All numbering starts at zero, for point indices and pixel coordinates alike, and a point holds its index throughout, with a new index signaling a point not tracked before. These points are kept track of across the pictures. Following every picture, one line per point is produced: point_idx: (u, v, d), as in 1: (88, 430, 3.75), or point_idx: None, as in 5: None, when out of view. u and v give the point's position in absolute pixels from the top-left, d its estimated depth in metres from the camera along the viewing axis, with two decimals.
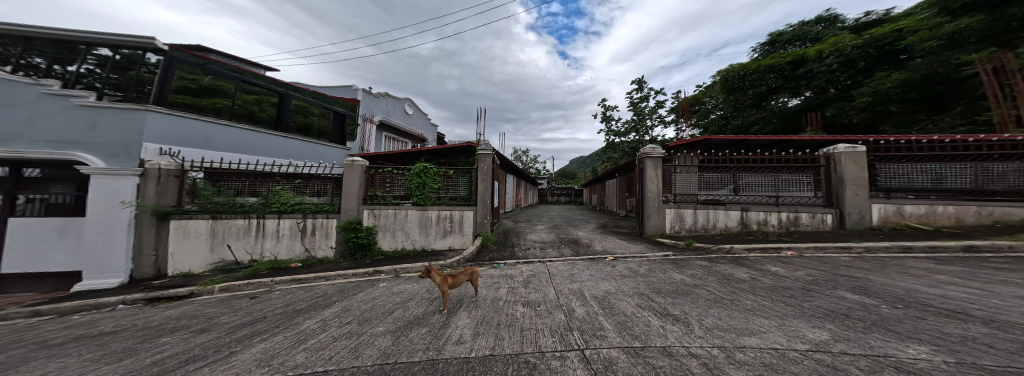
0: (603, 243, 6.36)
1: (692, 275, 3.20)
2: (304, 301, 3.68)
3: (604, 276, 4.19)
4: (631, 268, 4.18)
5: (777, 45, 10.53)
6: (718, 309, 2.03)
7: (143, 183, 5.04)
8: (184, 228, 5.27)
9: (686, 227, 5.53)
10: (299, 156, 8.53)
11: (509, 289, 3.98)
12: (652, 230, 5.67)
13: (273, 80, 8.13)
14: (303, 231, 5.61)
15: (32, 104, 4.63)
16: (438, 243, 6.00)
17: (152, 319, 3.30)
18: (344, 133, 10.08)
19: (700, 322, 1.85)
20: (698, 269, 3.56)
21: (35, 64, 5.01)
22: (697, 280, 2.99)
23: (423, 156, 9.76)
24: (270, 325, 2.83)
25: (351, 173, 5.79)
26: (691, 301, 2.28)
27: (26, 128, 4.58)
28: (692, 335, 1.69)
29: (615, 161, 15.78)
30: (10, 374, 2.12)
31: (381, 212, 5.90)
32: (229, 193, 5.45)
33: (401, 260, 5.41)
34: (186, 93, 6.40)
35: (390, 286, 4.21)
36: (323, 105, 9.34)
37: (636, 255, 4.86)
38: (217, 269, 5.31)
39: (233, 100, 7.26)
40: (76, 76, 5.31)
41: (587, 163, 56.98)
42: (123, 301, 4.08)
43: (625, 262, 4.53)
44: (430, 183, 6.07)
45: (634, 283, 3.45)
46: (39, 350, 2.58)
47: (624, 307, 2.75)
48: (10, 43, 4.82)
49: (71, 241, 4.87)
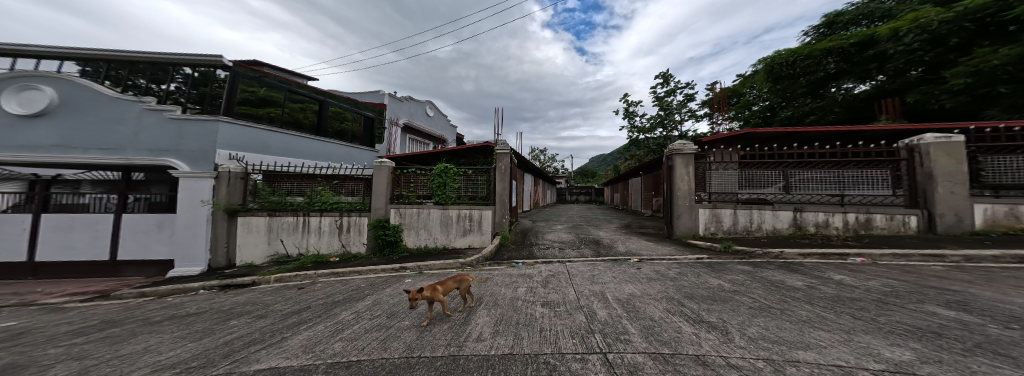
0: (626, 244, 6.17)
1: (731, 281, 3.00)
2: (342, 293, 3.92)
3: (628, 278, 4.05)
4: (658, 270, 4.00)
5: (835, 26, 9.59)
6: (765, 319, 1.88)
7: (217, 184, 5.64)
8: (248, 224, 5.80)
9: (724, 229, 5.20)
10: (337, 159, 8.98)
11: (528, 288, 3.97)
12: (682, 231, 5.39)
13: (314, 89, 8.69)
14: (340, 228, 5.97)
15: (137, 118, 5.47)
16: (459, 242, 6.11)
17: (225, 303, 3.67)
18: (373, 136, 10.65)
19: (741, 331, 1.73)
20: (739, 274, 3.33)
21: (139, 84, 6.09)
22: (738, 285, 2.80)
23: (445, 156, 10.04)
24: (314, 314, 3.04)
25: (379, 174, 6.02)
26: (730, 308, 2.14)
27: (133, 139, 5.44)
28: (732, 345, 1.58)
29: (639, 158, 15.24)
30: (127, 343, 2.48)
31: (406, 211, 6.11)
32: (282, 193, 5.94)
33: (425, 257, 5.57)
34: (248, 104, 6.98)
35: (414, 283, 4.35)
36: (356, 110, 9.91)
37: (664, 256, 4.66)
38: (273, 261, 5.78)
39: (284, 109, 7.82)
40: (166, 93, 6.26)
41: (609, 162, 55.30)
42: (203, 288, 4.58)
43: (652, 264, 4.35)
44: (450, 184, 6.21)
45: (662, 287, 3.31)
46: (145, 326, 2.97)
47: (652, 311, 2.64)
48: (121, 68, 5.91)
49: (167, 234, 5.55)
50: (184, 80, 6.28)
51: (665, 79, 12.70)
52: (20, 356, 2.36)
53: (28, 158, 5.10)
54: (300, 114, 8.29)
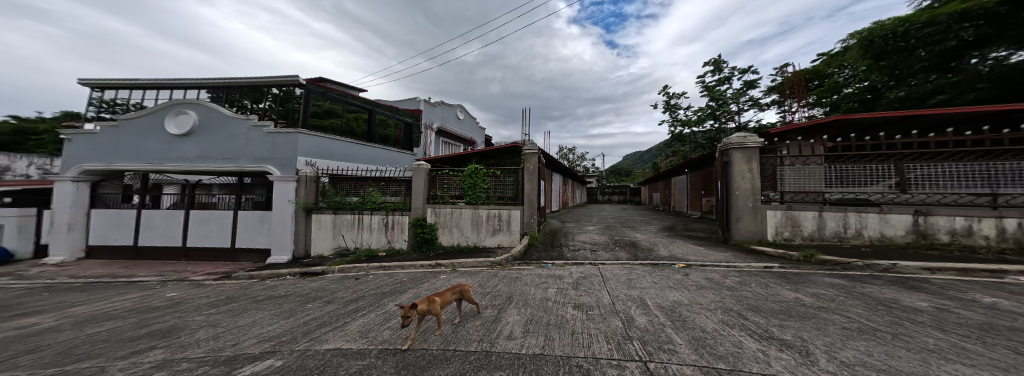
0: (668, 247, 5.75)
1: (814, 296, 2.61)
2: (388, 285, 4.20)
3: (672, 285, 3.75)
4: (712, 278, 3.64)
5: None
6: (866, 343, 1.59)
7: (298, 186, 6.62)
8: (320, 220, 6.59)
9: (804, 235, 4.58)
10: (383, 163, 9.72)
11: (559, 289, 3.87)
12: (744, 236, 4.87)
13: (365, 100, 9.39)
14: (387, 226, 6.40)
15: (247, 133, 6.88)
16: (490, 241, 6.20)
17: (303, 288, 4.19)
18: (412, 141, 11.22)
19: (830, 354, 1.48)
20: (827, 288, 2.88)
21: (245, 105, 7.59)
22: (824, 302, 2.42)
23: (474, 158, 10.26)
24: (368, 303, 3.29)
25: (417, 176, 6.38)
26: (814, 327, 1.84)
27: (245, 150, 6.84)
28: (816, 368, 1.36)
29: (684, 154, 14.12)
30: (237, 320, 2.95)
31: (441, 211, 6.34)
32: (342, 194, 6.63)
33: (457, 255, 5.74)
34: (320, 117, 7.74)
35: (448, 279, 4.50)
36: (398, 117, 10.59)
37: (714, 262, 4.29)
38: (337, 253, 6.45)
39: (343, 119, 8.45)
40: (261, 111, 7.56)
41: (645, 159, 52.12)
42: (290, 272, 5.34)
43: (702, 271, 3.99)
44: (481, 184, 6.32)
45: (717, 296, 2.99)
46: (250, 304, 3.52)
47: (704, 322, 2.39)
48: (236, 93, 7.58)
49: (265, 227, 6.86)
50: (275, 99, 7.47)
51: (717, 66, 11.59)
52: (178, 321, 3.06)
53: (181, 168, 7.00)
54: (356, 124, 8.93)
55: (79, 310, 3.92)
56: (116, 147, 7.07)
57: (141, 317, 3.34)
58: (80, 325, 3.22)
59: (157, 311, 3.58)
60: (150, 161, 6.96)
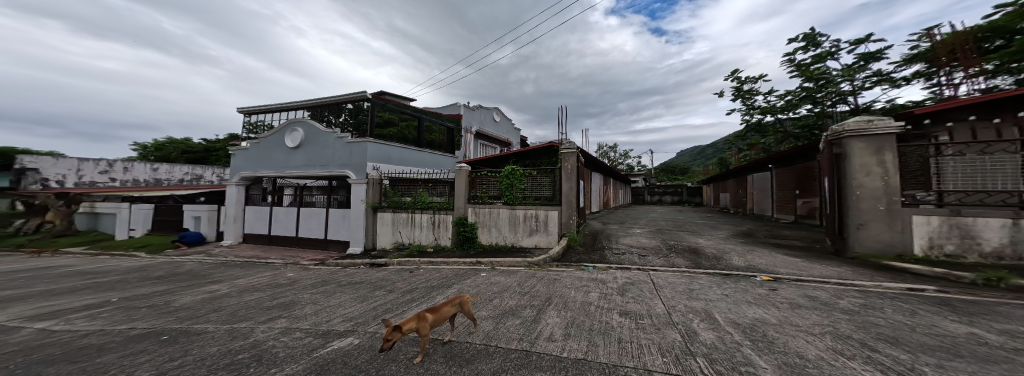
0: (742, 256, 4.97)
1: (994, 332, 1.95)
2: (435, 280, 4.45)
3: (751, 300, 3.20)
4: (814, 298, 3.03)
5: None
6: None
7: (366, 188, 7.50)
8: (384, 218, 7.39)
9: (979, 250, 3.47)
10: (432, 165, 10.33)
11: (603, 294, 3.61)
12: (871, 246, 3.93)
13: (414, 108, 10.07)
14: (434, 224, 6.83)
15: (332, 144, 8.06)
16: (527, 242, 6.17)
17: (374, 278, 4.67)
18: (454, 143, 11.81)
19: None
20: (1013, 323, 2.14)
21: (330, 120, 9.06)
22: (1011, 342, 1.79)
23: (512, 158, 10.36)
24: (421, 295, 3.58)
25: (459, 178, 6.63)
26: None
27: (331, 158, 8.04)
28: None
29: (766, 147, 12.14)
30: (320, 301, 3.43)
31: (480, 210, 6.50)
32: (398, 195, 7.31)
33: (494, 254, 5.81)
34: (383, 127, 8.79)
35: (486, 276, 4.58)
36: (441, 123, 11.22)
37: (816, 277, 3.58)
38: (396, 247, 7.16)
39: (400, 127, 9.34)
40: (340, 124, 8.90)
41: (706, 156, 46.64)
42: (361, 263, 6.07)
43: (796, 288, 3.34)
44: (517, 184, 6.32)
45: (824, 319, 2.45)
46: (337, 288, 4.12)
47: (801, 347, 1.96)
48: (324, 111, 9.14)
49: (346, 223, 7.93)
50: (348, 113, 8.69)
51: (812, 40, 9.70)
52: (297, 298, 3.73)
53: (291, 174, 8.65)
54: (409, 131, 9.77)
55: (242, 281, 5.12)
56: (254, 159, 9.21)
57: (270, 291, 4.17)
58: (241, 294, 4.10)
59: (283, 287, 4.44)
60: (274, 169, 8.86)
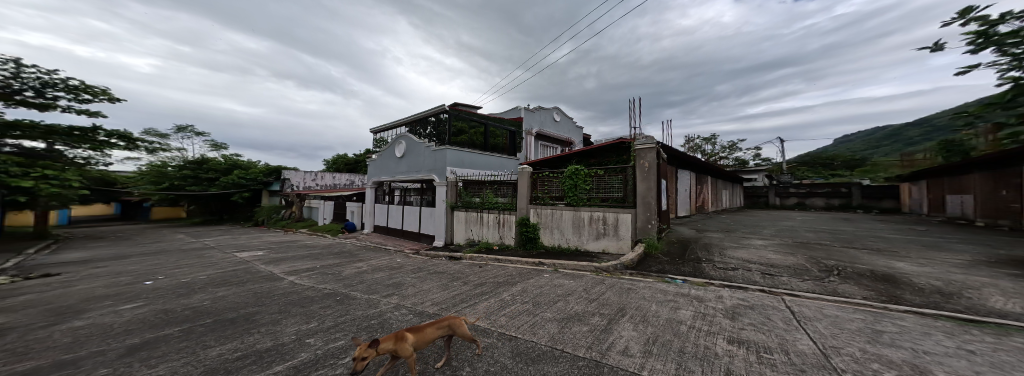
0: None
1: None
2: (503, 276, 5.51)
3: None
4: None
5: None
6: None
7: (445, 190, 9.12)
8: (464, 215, 8.86)
9: None
10: (498, 168, 11.26)
11: (698, 314, 3.26)
12: None
13: (483, 115, 11.02)
14: (502, 224, 7.97)
15: (424, 153, 9.86)
16: (595, 246, 6.71)
17: (451, 268, 6.38)
18: (516, 147, 12.28)
19: None
20: None
21: (422, 131, 11.03)
22: None
23: (575, 158, 10.35)
24: (489, 289, 4.75)
25: (523, 179, 7.64)
26: None
27: (423, 164, 9.89)
28: None
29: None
30: (424, 298, 4.44)
31: (543, 211, 7.43)
32: (470, 195, 8.80)
33: (558, 256, 6.51)
34: (459, 135, 10.12)
35: (549, 279, 5.21)
36: (506, 127, 11.98)
37: None
38: (468, 243, 8.61)
39: (472, 135, 10.55)
40: (428, 134, 10.73)
41: (899, 140, 32.70)
42: (458, 255, 7.51)
43: None
44: (585, 186, 6.91)
45: None
46: (444, 281, 5.39)
47: None
48: (419, 125, 11.21)
49: (432, 219, 9.68)
50: (433, 125, 10.35)
51: None
52: (411, 276, 5.73)
53: (398, 177, 10.82)
54: (480, 137, 10.87)
55: (373, 261, 7.35)
56: (377, 166, 12.25)
57: (389, 272, 6.17)
58: (385, 270, 6.33)
59: (397, 269, 6.43)
60: (389, 174, 11.53)
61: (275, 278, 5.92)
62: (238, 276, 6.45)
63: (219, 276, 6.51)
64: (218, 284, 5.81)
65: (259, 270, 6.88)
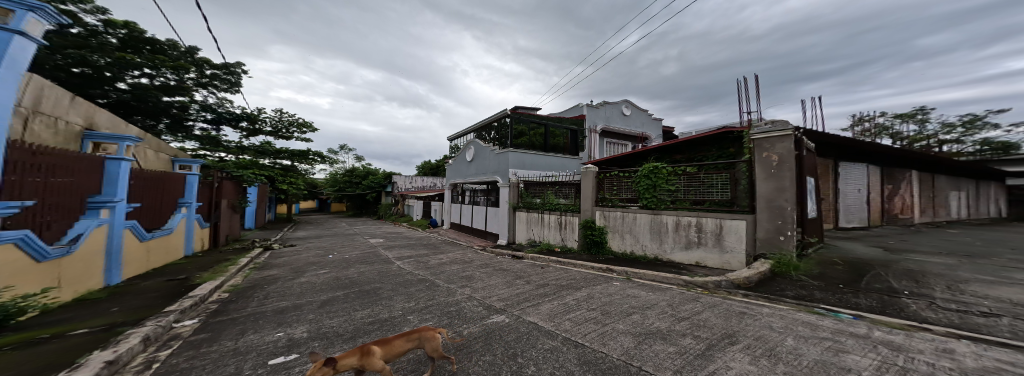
0: None
1: None
2: (566, 279, 6.04)
3: None
4: None
5: None
6: None
7: (508, 190, 10.88)
8: (526, 215, 10.23)
9: None
10: (555, 168, 13.30)
11: (881, 363, 2.07)
12: None
13: (540, 117, 13.34)
14: (564, 226, 8.80)
15: (492, 156, 12.35)
16: (677, 255, 6.31)
17: (514, 266, 7.49)
18: (577, 144, 14.68)
19: None
20: None
21: (490, 136, 14.00)
22: None
23: (652, 154, 9.79)
24: (553, 291, 5.29)
25: (587, 179, 8.14)
26: None
27: (491, 167, 12.42)
28: None
29: None
30: (497, 294, 5.19)
31: (610, 214, 7.68)
32: (530, 196, 10.21)
33: (634, 264, 6.42)
34: (520, 137, 12.60)
35: (620, 288, 5.21)
36: (563, 127, 14.17)
37: None
38: (529, 242, 9.97)
39: (531, 136, 13.14)
40: (495, 137, 13.57)
41: None
42: (530, 256, 8.27)
43: None
44: (675, 186, 6.50)
45: None
46: (514, 280, 6.10)
47: None
48: (487, 131, 14.16)
49: (498, 218, 11.50)
50: (499, 129, 13.15)
51: None
52: (483, 272, 6.88)
53: (482, 178, 12.93)
54: (538, 137, 13.33)
55: (448, 255, 9.31)
56: (456, 166, 15.71)
57: (463, 266, 7.60)
58: (473, 266, 7.59)
59: (473, 264, 7.81)
60: (467, 177, 14.39)
61: (386, 263, 7.87)
62: (371, 258, 8.67)
63: (361, 257, 8.77)
64: (358, 264, 7.73)
65: (382, 255, 9.14)
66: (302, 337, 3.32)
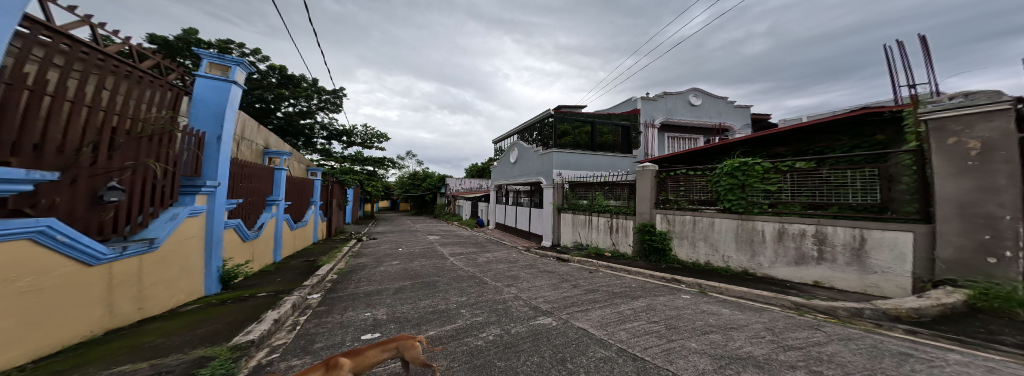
0: None
1: None
2: (619, 287, 5.68)
3: None
4: None
5: None
6: None
7: (554, 192, 10.78)
8: (572, 217, 10.00)
9: None
10: (605, 168, 12.37)
11: None
12: None
13: (587, 115, 12.48)
14: (616, 229, 8.19)
15: (537, 158, 12.36)
16: (782, 272, 4.94)
17: (561, 268, 7.41)
18: (630, 142, 13.31)
19: None
20: None
21: (532, 137, 13.94)
22: None
23: (739, 148, 7.84)
24: (603, 298, 5.07)
25: (644, 178, 7.27)
26: None
27: (536, 168, 12.41)
28: None
29: None
30: (544, 296, 5.25)
31: (675, 219, 6.67)
32: (577, 197, 9.98)
33: (709, 276, 5.48)
34: (565, 137, 12.03)
35: (691, 302, 4.63)
36: (613, 124, 12.97)
37: None
38: (575, 245, 9.70)
39: (578, 135, 12.30)
40: (537, 138, 13.40)
41: None
42: (578, 260, 8.08)
43: None
44: (781, 185, 5.15)
45: None
46: (560, 283, 6.13)
47: None
48: (530, 132, 14.13)
49: (543, 220, 11.51)
50: (542, 130, 12.89)
51: None
52: (531, 273, 7.06)
53: (527, 180, 13.11)
54: (583, 136, 12.38)
55: (497, 254, 9.78)
56: (502, 168, 16.25)
57: (511, 267, 7.89)
58: (523, 267, 7.84)
59: (520, 265, 8.04)
60: (512, 177, 14.76)
61: (446, 262, 8.66)
62: (434, 255, 9.65)
63: (424, 255, 9.74)
64: (422, 262, 8.61)
65: (442, 253, 10.08)
66: (382, 318, 4.33)
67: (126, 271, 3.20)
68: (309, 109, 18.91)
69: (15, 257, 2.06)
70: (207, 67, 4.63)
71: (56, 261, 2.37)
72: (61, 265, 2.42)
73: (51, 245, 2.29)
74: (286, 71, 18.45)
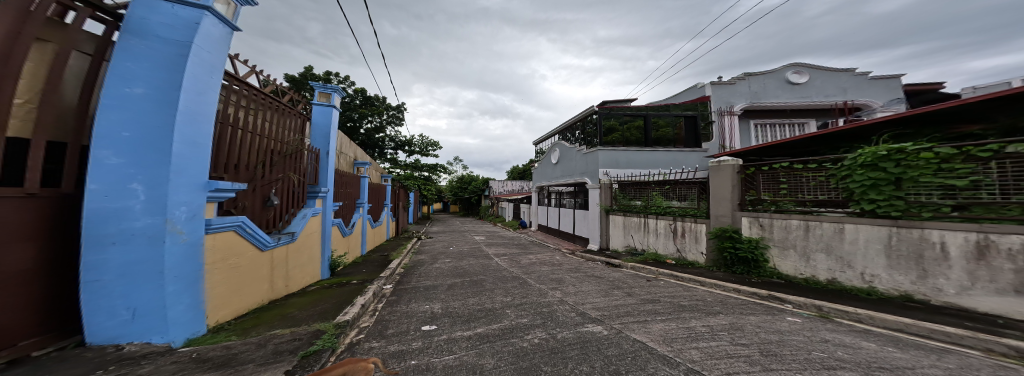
0: None
1: None
2: (686, 299, 4.54)
3: None
4: None
5: None
6: None
7: (601, 193, 9.69)
8: (623, 220, 8.79)
9: None
10: (665, 164, 10.61)
11: None
12: None
13: (639, 108, 10.92)
14: (679, 234, 6.77)
15: (580, 157, 11.36)
16: (987, 303, 3.07)
17: (610, 275, 6.44)
18: (698, 133, 11.13)
19: None
20: None
21: (574, 136, 12.90)
22: None
23: (885, 130, 5.16)
24: (668, 311, 4.09)
25: (721, 174, 5.80)
26: None
27: (579, 168, 11.43)
28: None
29: None
30: (592, 303, 4.54)
31: (770, 223, 5.06)
32: (628, 199, 8.77)
33: (833, 297, 3.88)
34: (611, 133, 10.70)
35: (804, 327, 3.31)
36: (674, 114, 11.08)
37: None
38: (628, 250, 8.46)
39: (627, 130, 10.84)
40: (580, 137, 12.34)
41: None
42: (630, 265, 6.92)
43: None
44: (977, 177, 3.22)
45: None
46: (612, 290, 5.26)
47: None
48: (572, 131, 13.16)
49: (589, 222, 10.48)
50: (585, 128, 11.81)
51: None
52: (575, 278, 6.33)
53: (569, 180, 12.19)
54: (633, 131, 10.86)
55: (538, 257, 9.23)
56: (544, 170, 15.56)
57: (553, 270, 7.32)
58: (568, 271, 7.14)
59: (562, 269, 7.34)
60: (554, 178, 13.95)
61: (489, 262, 8.57)
62: (481, 255, 9.67)
63: (472, 255, 9.84)
64: (471, 262, 8.71)
65: (486, 254, 10.08)
66: (438, 312, 4.28)
67: (280, 256, 3.95)
68: (381, 124, 21.65)
69: (223, 244, 2.71)
70: (318, 96, 5.38)
71: (245, 247, 3.02)
72: (248, 250, 3.09)
73: (242, 234, 2.96)
74: (366, 93, 21.70)
